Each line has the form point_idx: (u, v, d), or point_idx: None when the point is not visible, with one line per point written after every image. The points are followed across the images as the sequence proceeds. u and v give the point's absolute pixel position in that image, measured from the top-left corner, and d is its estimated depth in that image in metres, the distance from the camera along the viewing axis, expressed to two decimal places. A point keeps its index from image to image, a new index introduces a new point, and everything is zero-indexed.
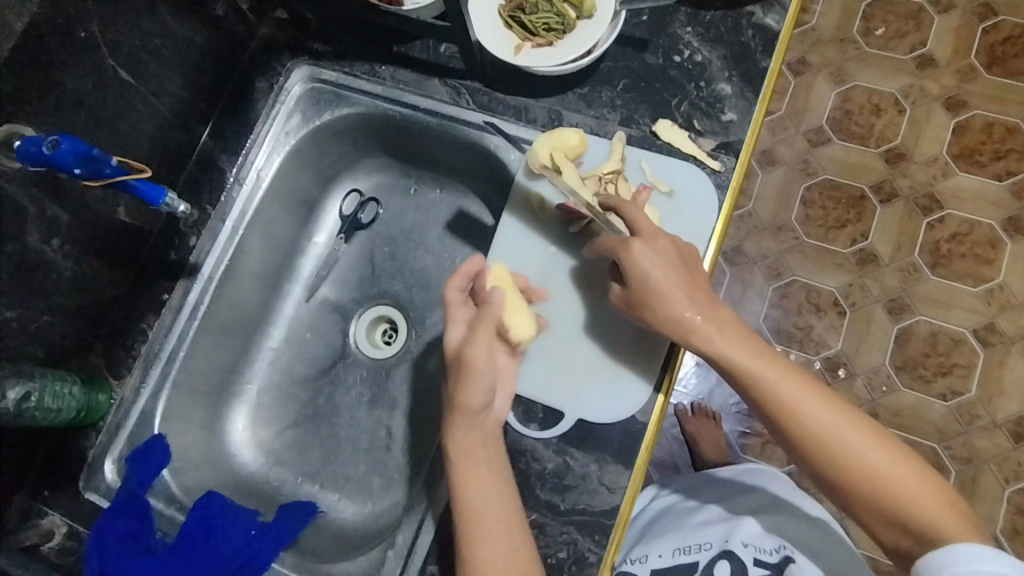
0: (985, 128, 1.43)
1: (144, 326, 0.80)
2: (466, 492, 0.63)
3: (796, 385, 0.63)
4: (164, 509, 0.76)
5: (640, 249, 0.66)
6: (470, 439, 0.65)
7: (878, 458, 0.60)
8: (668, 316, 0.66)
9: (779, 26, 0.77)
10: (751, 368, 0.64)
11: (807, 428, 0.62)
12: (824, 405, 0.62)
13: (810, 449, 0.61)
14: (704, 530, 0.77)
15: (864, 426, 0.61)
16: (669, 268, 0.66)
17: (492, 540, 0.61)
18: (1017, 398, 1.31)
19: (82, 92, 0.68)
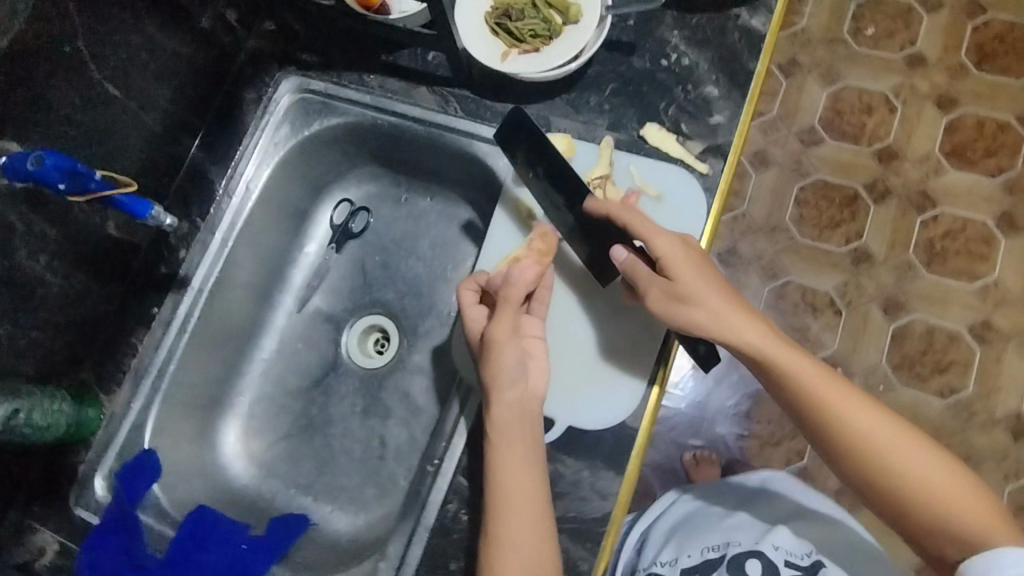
0: (976, 125, 1.43)
1: (134, 341, 0.80)
2: (500, 476, 0.64)
3: (835, 390, 0.65)
4: (154, 525, 0.75)
5: (679, 242, 0.67)
6: (507, 418, 0.65)
7: (930, 467, 0.62)
8: (718, 321, 0.65)
9: (765, 28, 0.77)
10: (805, 377, 0.65)
11: (861, 438, 0.63)
12: (869, 414, 0.64)
13: (863, 457, 0.63)
14: (735, 531, 0.79)
15: (913, 435, 0.63)
16: (704, 265, 0.67)
17: (520, 524, 0.62)
18: (1014, 395, 1.31)
19: (69, 107, 0.68)
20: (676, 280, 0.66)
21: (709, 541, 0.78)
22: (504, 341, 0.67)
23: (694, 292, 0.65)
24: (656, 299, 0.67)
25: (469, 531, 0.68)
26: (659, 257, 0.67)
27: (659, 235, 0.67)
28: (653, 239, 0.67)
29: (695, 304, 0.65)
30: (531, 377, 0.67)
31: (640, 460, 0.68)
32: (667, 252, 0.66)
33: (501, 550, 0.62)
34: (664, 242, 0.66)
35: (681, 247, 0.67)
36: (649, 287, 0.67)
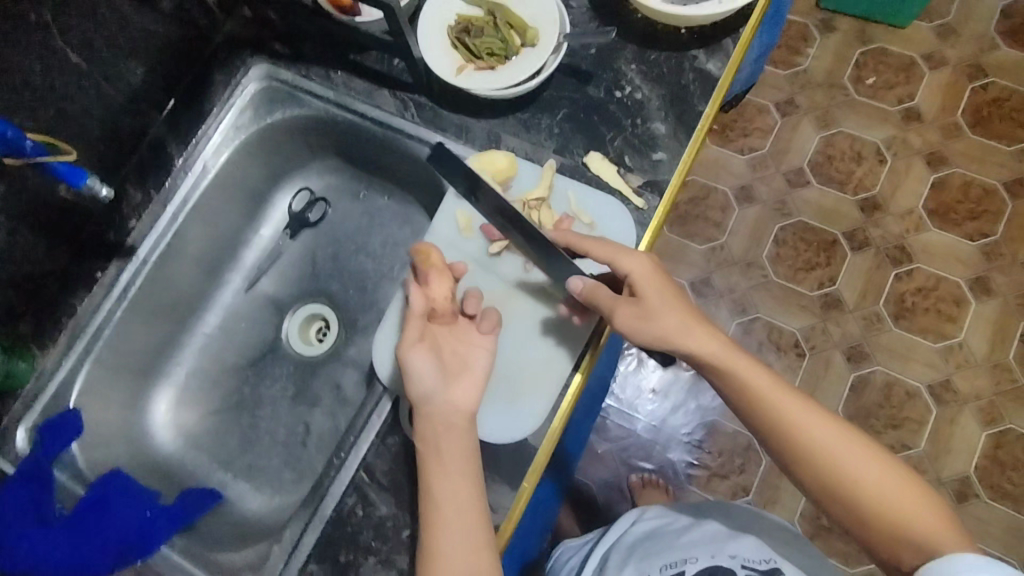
0: (963, 186, 1.43)
1: (74, 302, 0.82)
2: (433, 486, 0.62)
3: (790, 398, 0.64)
4: (67, 483, 0.77)
5: (643, 257, 0.68)
6: (436, 428, 0.64)
7: (880, 473, 0.60)
8: (674, 326, 0.65)
9: (719, 72, 0.78)
10: (754, 382, 0.64)
11: (811, 446, 0.62)
12: (824, 421, 0.63)
13: (810, 464, 0.62)
14: (689, 546, 0.77)
15: (864, 441, 0.62)
16: (666, 280, 0.68)
17: (455, 532, 0.60)
18: (964, 457, 1.29)
19: (28, 71, 0.70)
20: (642, 295, 0.66)
21: (665, 559, 0.77)
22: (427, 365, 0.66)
23: (657, 310, 0.65)
24: (626, 317, 0.66)
25: (363, 525, 0.70)
26: (625, 276, 0.67)
27: (623, 253, 0.67)
28: (622, 258, 0.67)
29: (659, 319, 0.65)
30: (453, 391, 0.66)
31: (535, 479, 0.70)
32: (636, 267, 0.67)
33: (434, 558, 0.60)
34: (631, 260, 0.67)
35: (645, 261, 0.67)
36: (620, 306, 0.66)
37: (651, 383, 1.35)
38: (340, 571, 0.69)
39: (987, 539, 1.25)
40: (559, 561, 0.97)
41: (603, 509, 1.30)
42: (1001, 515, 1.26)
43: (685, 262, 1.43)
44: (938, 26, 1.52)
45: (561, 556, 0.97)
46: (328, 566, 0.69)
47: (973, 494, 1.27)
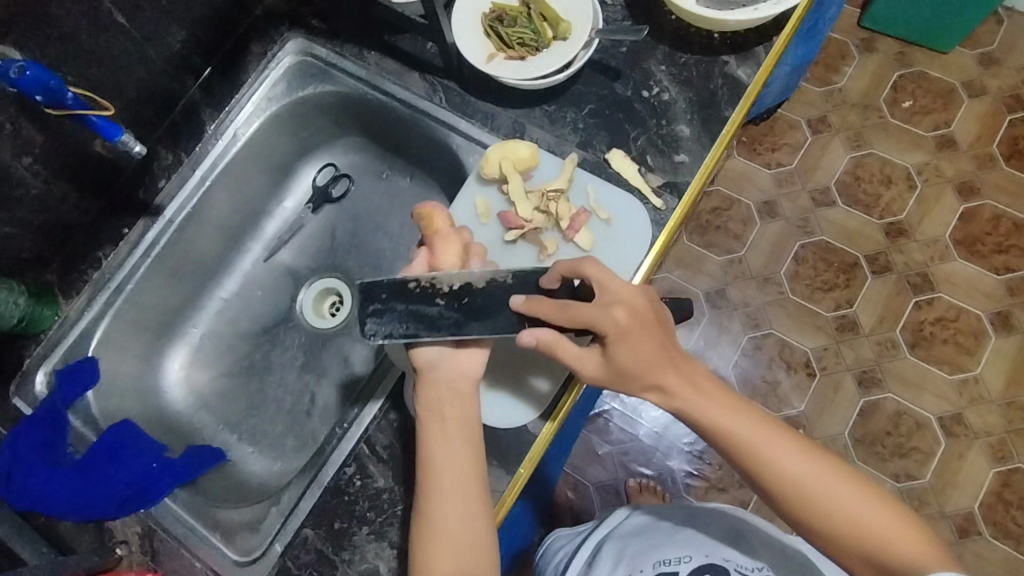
0: (992, 219, 1.41)
1: (100, 255, 0.85)
2: (434, 453, 0.64)
3: (763, 431, 0.63)
4: (80, 427, 0.80)
5: (623, 312, 0.61)
6: (434, 394, 0.66)
7: (856, 499, 0.61)
8: (654, 373, 0.62)
9: (749, 80, 0.78)
10: (735, 424, 0.63)
11: (795, 483, 0.61)
12: (797, 453, 0.63)
13: (797, 502, 0.61)
14: (685, 543, 0.78)
15: (844, 471, 0.63)
16: (649, 329, 0.62)
17: (455, 499, 0.62)
18: (970, 493, 1.27)
19: (75, 27, 0.72)
20: (614, 356, 0.61)
21: (660, 555, 0.77)
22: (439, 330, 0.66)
23: (638, 370, 0.62)
24: (595, 371, 0.63)
25: (359, 495, 0.71)
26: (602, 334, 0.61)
27: (599, 310, 0.61)
28: (596, 322, 0.61)
29: (633, 375, 0.62)
30: (461, 355, 0.67)
31: (531, 466, 0.71)
32: (611, 328, 0.61)
33: (432, 524, 0.61)
34: (607, 320, 0.61)
35: (624, 317, 0.61)
36: (586, 361, 0.63)
37: None
38: (333, 538, 0.70)
39: None
40: (549, 550, 0.97)
41: (599, 509, 1.30)
42: (1003, 555, 1.24)
43: (702, 272, 1.43)
44: (981, 54, 1.49)
45: (552, 545, 0.98)
46: (322, 532, 0.70)
47: (976, 530, 1.25)
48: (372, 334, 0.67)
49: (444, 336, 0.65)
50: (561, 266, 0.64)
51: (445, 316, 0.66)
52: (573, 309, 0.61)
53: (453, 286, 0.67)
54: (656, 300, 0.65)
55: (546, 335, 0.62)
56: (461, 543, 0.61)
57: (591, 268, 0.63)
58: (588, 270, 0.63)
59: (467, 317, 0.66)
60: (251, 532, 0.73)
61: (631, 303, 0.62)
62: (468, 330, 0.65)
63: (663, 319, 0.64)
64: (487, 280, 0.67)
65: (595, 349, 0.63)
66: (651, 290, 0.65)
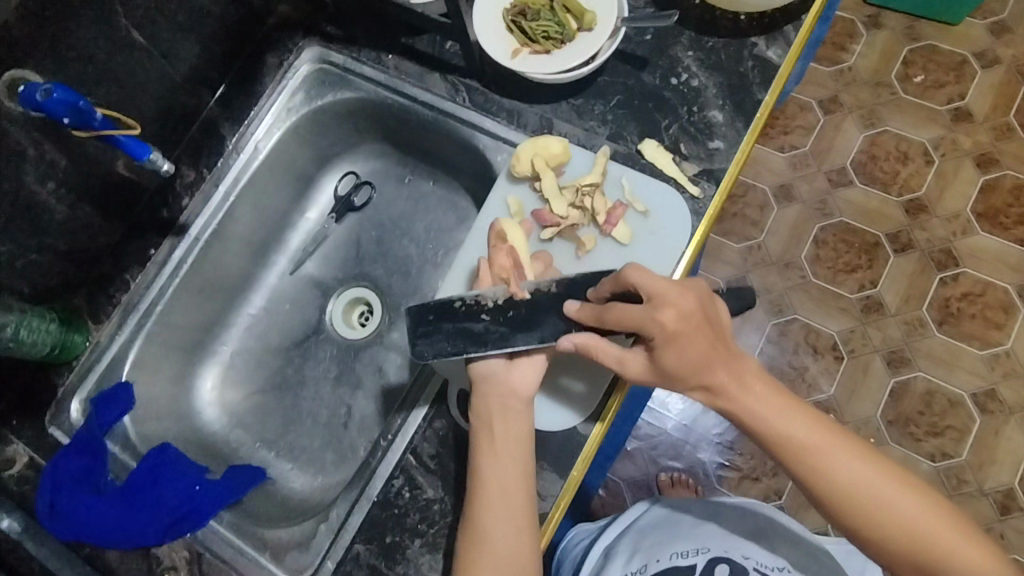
0: (1014, 189, 1.38)
1: (127, 278, 0.84)
2: (480, 467, 0.63)
3: (817, 434, 0.61)
4: (119, 454, 0.78)
5: (671, 315, 0.58)
6: (488, 408, 0.64)
7: (914, 508, 0.59)
8: (701, 373, 0.60)
9: (779, 60, 0.76)
10: (785, 426, 0.61)
11: (848, 488, 0.59)
12: (852, 456, 0.61)
13: (851, 509, 0.60)
14: (704, 536, 0.77)
15: (903, 476, 0.60)
16: (697, 329, 0.59)
17: (501, 517, 0.61)
18: (1009, 469, 1.25)
19: (93, 47, 0.72)
20: (659, 359, 0.59)
21: (677, 547, 0.76)
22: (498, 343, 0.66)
23: (688, 367, 0.59)
24: (642, 373, 0.61)
25: (410, 507, 0.69)
26: (653, 337, 0.59)
27: (646, 314, 0.58)
28: (643, 326, 0.59)
29: (681, 377, 0.60)
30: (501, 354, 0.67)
31: (583, 467, 0.69)
32: (657, 333, 0.58)
33: (477, 540, 0.61)
34: (654, 326, 0.58)
35: (672, 320, 0.58)
36: (628, 362, 0.61)
37: None
38: (385, 552, 0.69)
39: None
40: (570, 544, 0.92)
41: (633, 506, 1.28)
42: None
43: (722, 260, 1.41)
44: (992, 24, 1.46)
45: (572, 540, 0.92)
46: (374, 547, 0.69)
47: (1017, 506, 1.23)
48: (424, 354, 0.68)
49: (495, 351, 0.66)
50: (607, 280, 0.63)
51: (493, 330, 0.67)
52: (618, 313, 0.60)
53: (499, 300, 0.68)
54: (708, 296, 0.61)
55: (585, 340, 0.63)
56: (502, 562, 0.60)
57: (635, 273, 0.60)
58: (631, 277, 0.60)
59: (514, 329, 0.66)
60: (301, 551, 0.72)
61: (684, 301, 0.58)
62: (516, 342, 0.66)
63: (714, 319, 0.61)
64: (532, 290, 0.68)
65: (638, 351, 0.61)
66: (702, 286, 0.61)
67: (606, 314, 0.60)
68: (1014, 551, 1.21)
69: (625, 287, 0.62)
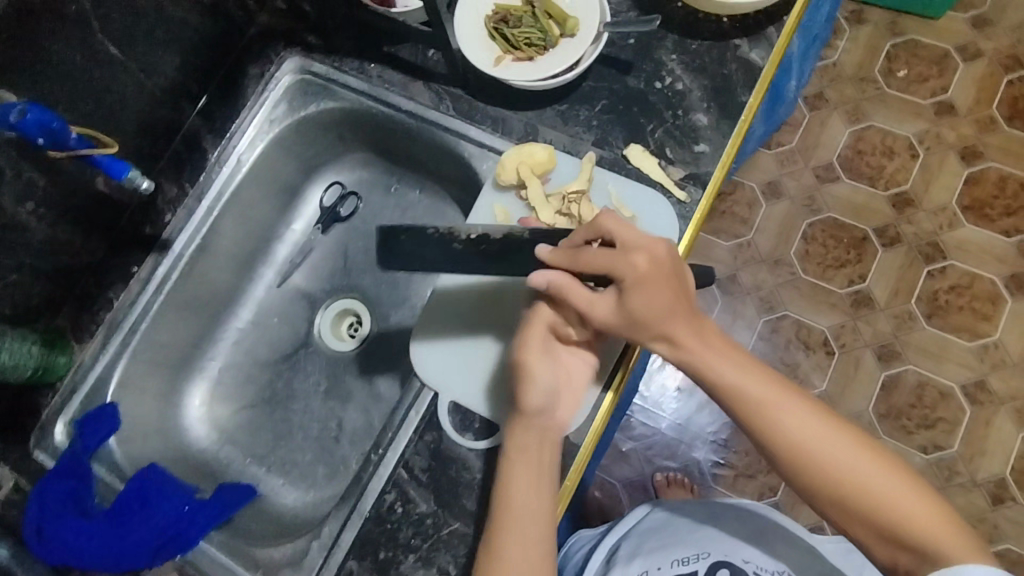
0: (998, 181, 1.39)
1: (110, 296, 0.83)
2: (511, 491, 0.62)
3: (772, 390, 0.61)
4: (105, 476, 0.77)
5: (643, 259, 0.59)
6: (527, 438, 0.64)
7: (871, 470, 0.58)
8: (663, 324, 0.60)
9: (763, 62, 0.76)
10: (740, 380, 0.61)
11: (801, 442, 0.59)
12: (808, 414, 0.60)
13: (806, 466, 0.59)
14: (704, 540, 0.77)
15: (860, 438, 0.60)
16: (667, 280, 0.60)
17: (528, 544, 0.60)
18: (1000, 459, 1.25)
19: (69, 64, 0.71)
20: (628, 302, 0.59)
21: (677, 554, 0.76)
22: (533, 346, 0.65)
23: (655, 313, 0.59)
24: (607, 319, 0.61)
25: (402, 522, 0.69)
26: (626, 278, 0.59)
27: (620, 257, 0.59)
28: (616, 268, 0.59)
29: (645, 324, 0.60)
30: (540, 376, 0.65)
31: (577, 476, 0.69)
32: (630, 275, 0.58)
33: (503, 564, 0.59)
34: (627, 268, 0.58)
35: (644, 264, 0.59)
36: (597, 305, 0.60)
37: (675, 381, 1.33)
38: (379, 568, 0.68)
39: None
40: (570, 551, 0.92)
41: (629, 507, 1.28)
42: None
43: (712, 258, 1.41)
44: (973, 17, 1.47)
45: (573, 545, 0.92)
46: (368, 563, 0.69)
47: (1009, 497, 1.24)
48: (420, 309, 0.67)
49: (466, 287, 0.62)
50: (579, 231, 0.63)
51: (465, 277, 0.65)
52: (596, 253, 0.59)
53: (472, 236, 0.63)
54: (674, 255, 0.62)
55: (559, 278, 0.59)
56: None
57: (609, 222, 0.61)
58: (605, 224, 0.61)
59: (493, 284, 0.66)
60: (294, 569, 0.71)
61: (655, 250, 0.60)
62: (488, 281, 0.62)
63: (680, 274, 0.61)
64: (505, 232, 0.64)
65: (609, 294, 0.60)
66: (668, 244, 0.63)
67: (577, 252, 0.59)
68: (1006, 542, 1.22)
69: (598, 238, 0.62)
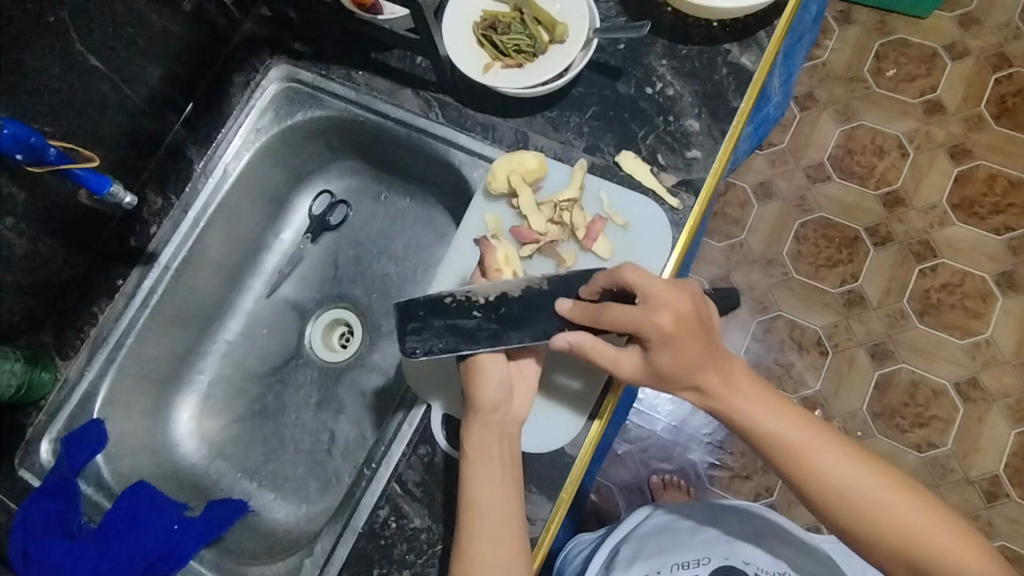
0: (987, 179, 1.39)
1: (95, 310, 0.81)
2: (473, 493, 0.61)
3: (804, 435, 0.60)
4: (92, 494, 0.76)
5: (668, 318, 0.57)
6: (485, 436, 0.63)
7: (904, 509, 0.58)
8: (693, 374, 0.59)
9: (753, 67, 0.76)
10: (772, 426, 0.60)
11: (835, 485, 0.59)
12: (839, 456, 0.60)
13: (841, 509, 0.59)
14: (704, 544, 0.75)
15: (892, 475, 0.59)
16: (693, 332, 0.58)
17: (497, 546, 0.60)
18: (993, 456, 1.26)
19: (48, 76, 0.69)
20: (653, 360, 0.59)
21: (677, 558, 0.74)
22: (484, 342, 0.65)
23: (682, 368, 0.58)
24: (633, 374, 0.61)
25: (396, 538, 0.68)
26: (650, 339, 0.58)
27: (643, 316, 0.57)
28: (639, 327, 0.57)
29: (673, 379, 0.59)
30: (489, 372, 0.64)
31: (573, 489, 0.68)
32: (653, 335, 0.57)
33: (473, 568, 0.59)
34: (651, 329, 0.57)
35: (668, 323, 0.57)
36: (622, 363, 0.60)
37: None
38: None
39: (1018, 540, 1.22)
40: (569, 556, 0.91)
41: (625, 510, 1.28)
42: None
43: (705, 260, 1.41)
44: (961, 15, 1.47)
45: (572, 550, 0.91)
46: None
47: (1003, 493, 1.24)
48: (414, 350, 0.65)
49: (488, 348, 0.63)
50: (602, 278, 0.62)
51: (485, 327, 0.64)
52: (616, 312, 0.58)
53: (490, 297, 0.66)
54: (700, 298, 0.60)
55: (581, 338, 0.60)
56: None
57: (632, 274, 0.59)
58: (629, 277, 0.58)
59: (506, 326, 0.64)
60: None
61: (682, 303, 0.58)
62: (508, 340, 0.63)
63: (707, 321, 0.60)
64: (523, 288, 0.66)
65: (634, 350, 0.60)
66: (694, 288, 0.60)
67: (596, 311, 0.59)
68: (1000, 538, 1.22)
69: (621, 287, 0.61)
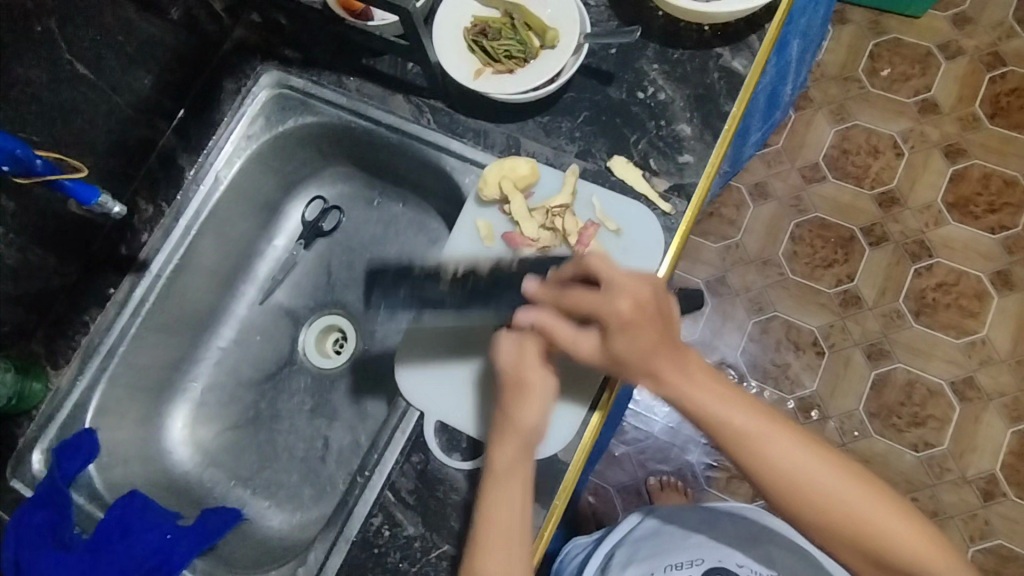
0: (982, 178, 1.39)
1: (87, 318, 0.81)
2: (491, 511, 0.61)
3: (761, 426, 0.60)
4: (85, 505, 0.75)
5: (626, 302, 0.56)
6: (516, 454, 0.63)
7: (855, 496, 0.59)
8: (649, 364, 0.58)
9: (745, 70, 0.76)
10: (729, 416, 0.60)
11: (791, 475, 0.59)
12: (794, 446, 0.60)
13: (797, 498, 0.59)
14: (698, 546, 0.76)
15: (844, 464, 0.60)
16: (652, 321, 0.57)
17: (509, 565, 0.60)
18: (990, 456, 1.26)
19: (36, 85, 0.69)
20: (611, 344, 0.58)
21: (671, 559, 0.75)
22: (530, 354, 0.63)
23: (641, 351, 0.58)
24: (591, 356, 0.60)
25: (390, 546, 0.68)
26: (608, 321, 0.57)
27: (601, 299, 0.57)
28: (597, 309, 0.57)
29: (630, 365, 0.59)
30: (528, 405, 0.63)
31: (566, 495, 0.68)
32: (612, 319, 0.57)
33: None
34: (609, 311, 0.57)
35: (627, 308, 0.56)
36: (580, 345, 0.60)
37: None
38: None
39: (1014, 538, 1.22)
40: (566, 559, 0.91)
41: (623, 513, 1.28)
42: None
43: (701, 261, 1.41)
44: (954, 15, 1.47)
45: (569, 553, 0.91)
46: None
47: (1000, 492, 1.24)
48: None
49: None
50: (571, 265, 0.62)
51: None
52: (576, 292, 0.58)
53: None
54: (664, 292, 0.59)
55: (543, 318, 0.60)
56: None
57: (598, 262, 0.58)
58: (592, 262, 0.59)
59: None
60: None
61: (649, 293, 0.58)
62: None
63: (668, 314, 0.59)
64: None
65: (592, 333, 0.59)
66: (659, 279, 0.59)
67: (559, 293, 0.60)
68: (996, 537, 1.23)
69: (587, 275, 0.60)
